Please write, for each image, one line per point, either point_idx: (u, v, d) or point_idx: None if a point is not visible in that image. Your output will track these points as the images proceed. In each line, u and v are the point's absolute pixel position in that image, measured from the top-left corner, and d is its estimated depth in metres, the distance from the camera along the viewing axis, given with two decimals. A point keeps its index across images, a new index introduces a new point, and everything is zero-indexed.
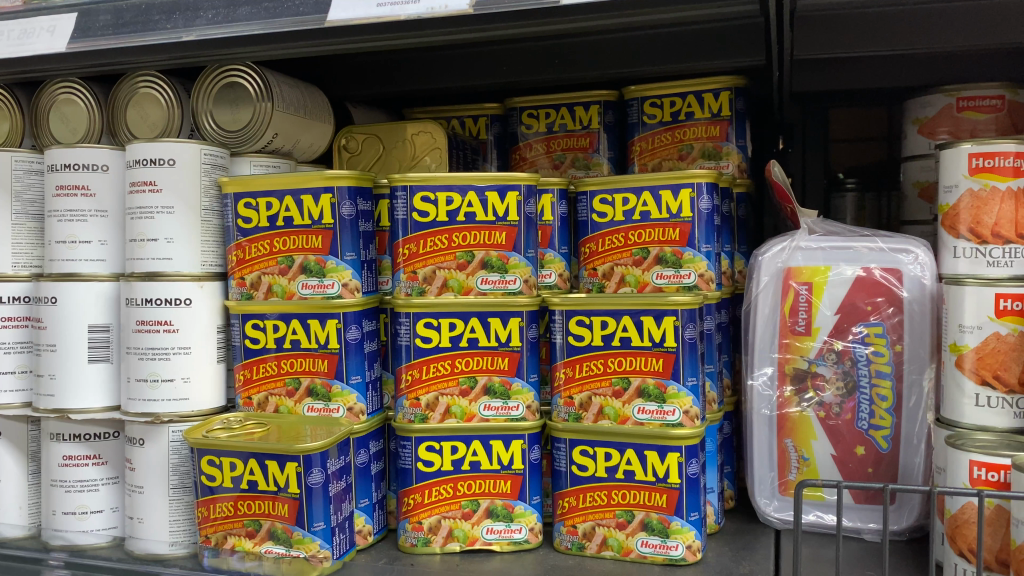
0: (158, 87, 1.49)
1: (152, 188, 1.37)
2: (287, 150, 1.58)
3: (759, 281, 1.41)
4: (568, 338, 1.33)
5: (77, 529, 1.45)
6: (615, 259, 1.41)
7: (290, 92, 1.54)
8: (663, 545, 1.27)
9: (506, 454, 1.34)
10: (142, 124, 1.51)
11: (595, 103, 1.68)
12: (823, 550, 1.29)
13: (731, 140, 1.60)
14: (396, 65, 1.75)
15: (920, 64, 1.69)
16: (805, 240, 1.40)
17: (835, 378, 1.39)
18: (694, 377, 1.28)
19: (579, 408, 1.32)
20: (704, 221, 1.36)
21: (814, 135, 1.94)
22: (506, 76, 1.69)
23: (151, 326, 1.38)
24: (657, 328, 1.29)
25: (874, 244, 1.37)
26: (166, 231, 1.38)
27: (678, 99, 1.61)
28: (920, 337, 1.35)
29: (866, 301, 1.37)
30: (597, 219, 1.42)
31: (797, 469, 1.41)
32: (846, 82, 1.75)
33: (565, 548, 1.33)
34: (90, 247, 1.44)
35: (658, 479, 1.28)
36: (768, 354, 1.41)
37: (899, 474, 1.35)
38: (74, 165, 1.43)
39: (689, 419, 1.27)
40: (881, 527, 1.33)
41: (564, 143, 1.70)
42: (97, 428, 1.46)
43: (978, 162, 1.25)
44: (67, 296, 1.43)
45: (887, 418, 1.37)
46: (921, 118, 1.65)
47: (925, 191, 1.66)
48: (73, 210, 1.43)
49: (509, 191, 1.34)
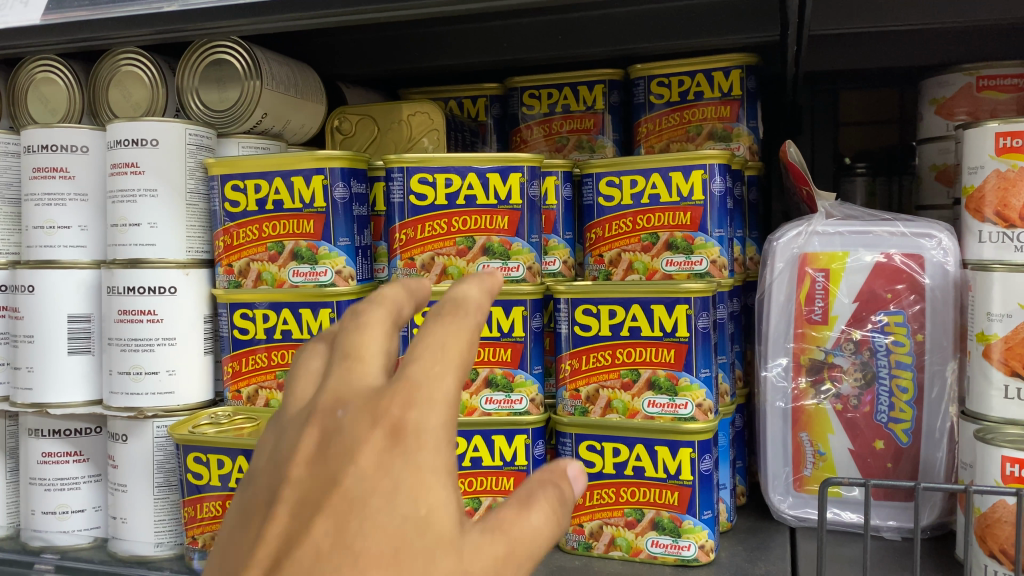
0: (141, 65, 1.42)
1: (134, 169, 1.30)
2: (278, 131, 1.51)
3: (774, 268, 1.34)
4: (574, 328, 1.27)
5: (57, 529, 1.38)
6: (623, 245, 1.34)
7: (280, 69, 1.46)
8: (675, 546, 1.21)
9: (509, 449, 1.28)
10: (125, 104, 1.44)
11: (600, 82, 1.61)
12: (845, 549, 1.24)
13: (741, 121, 1.53)
14: (390, 42, 1.67)
15: (936, 42, 1.63)
16: (823, 225, 1.33)
17: (852, 368, 1.33)
18: (707, 369, 1.22)
19: (585, 401, 1.26)
20: (716, 205, 1.30)
21: (824, 118, 1.88)
22: (506, 53, 1.62)
23: (134, 316, 1.31)
24: (669, 317, 1.22)
25: (895, 229, 1.30)
26: (149, 215, 1.31)
27: (687, 77, 1.54)
28: (942, 326, 1.29)
29: (885, 288, 1.31)
30: (603, 203, 1.35)
31: (812, 464, 1.34)
32: (856, 61, 1.69)
33: (571, 548, 1.26)
34: (70, 232, 1.37)
35: (669, 476, 1.21)
36: (782, 344, 1.35)
37: (920, 470, 1.29)
38: (51, 145, 1.35)
39: (702, 413, 1.21)
40: (901, 525, 1.27)
41: (567, 126, 1.63)
42: (79, 423, 1.40)
43: (1005, 142, 1.18)
44: (45, 284, 1.36)
45: (908, 411, 1.30)
46: (939, 98, 1.59)
47: (942, 174, 1.59)
48: (51, 194, 1.36)
49: (511, 172, 1.27)
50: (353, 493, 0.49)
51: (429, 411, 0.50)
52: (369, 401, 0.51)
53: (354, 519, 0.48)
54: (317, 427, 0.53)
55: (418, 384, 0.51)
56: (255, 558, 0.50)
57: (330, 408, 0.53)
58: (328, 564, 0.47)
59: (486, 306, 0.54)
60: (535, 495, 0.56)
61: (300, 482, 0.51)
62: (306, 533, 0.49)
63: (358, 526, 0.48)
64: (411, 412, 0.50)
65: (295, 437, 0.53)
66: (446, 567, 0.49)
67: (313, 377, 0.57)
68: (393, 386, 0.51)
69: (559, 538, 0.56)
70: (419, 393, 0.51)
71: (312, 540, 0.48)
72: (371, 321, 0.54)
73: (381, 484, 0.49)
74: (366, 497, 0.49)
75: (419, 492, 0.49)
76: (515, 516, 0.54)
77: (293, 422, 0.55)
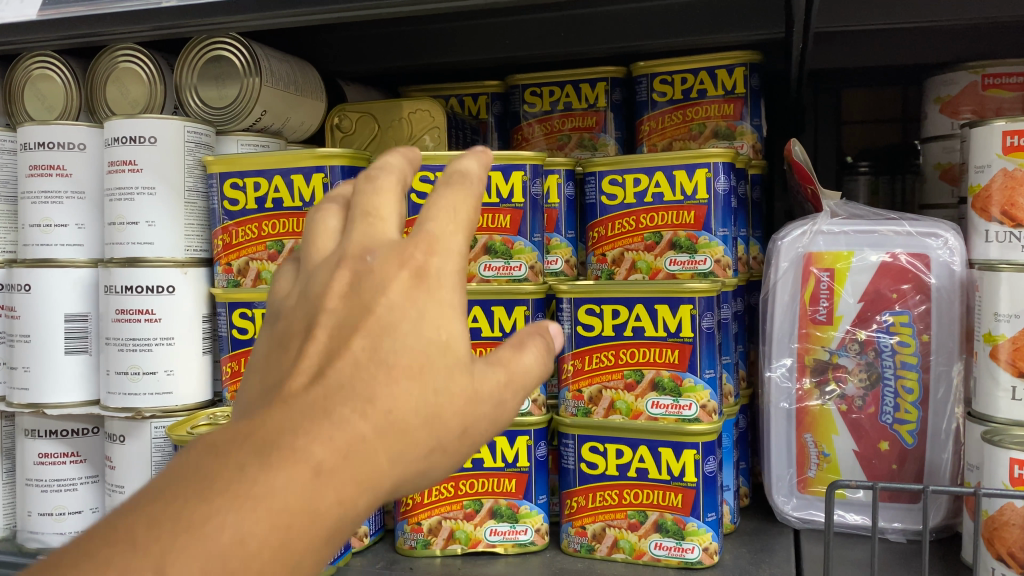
0: (139, 62, 1.40)
1: (132, 167, 1.28)
2: (277, 129, 1.49)
3: (778, 267, 1.33)
4: (576, 328, 1.25)
5: (54, 531, 1.37)
6: (626, 244, 1.32)
7: (279, 66, 1.44)
8: (678, 548, 1.20)
9: (510, 451, 1.26)
10: (123, 101, 1.43)
11: (603, 80, 1.59)
12: (850, 552, 1.23)
13: (745, 120, 1.52)
14: (391, 39, 1.66)
15: (940, 39, 1.62)
16: (828, 224, 1.32)
17: (857, 369, 1.31)
18: (712, 369, 1.20)
19: (588, 402, 1.24)
20: (721, 204, 1.28)
21: (827, 116, 1.87)
22: (509, 51, 1.61)
23: (131, 315, 1.29)
24: (672, 318, 1.21)
25: (901, 228, 1.29)
26: (147, 213, 1.29)
27: (690, 75, 1.53)
28: (948, 327, 1.27)
29: (891, 288, 1.29)
30: (606, 202, 1.33)
31: (816, 466, 1.33)
32: (860, 59, 1.68)
33: (573, 550, 1.25)
34: (67, 231, 1.36)
35: (673, 478, 1.20)
36: (786, 345, 1.34)
37: (925, 473, 1.28)
38: (48, 143, 1.33)
39: (706, 414, 1.19)
40: (906, 527, 1.26)
41: (569, 123, 1.61)
42: (76, 423, 1.39)
43: (1013, 140, 1.17)
44: (42, 283, 1.35)
45: (913, 412, 1.29)
46: (943, 96, 1.57)
47: (947, 173, 1.58)
48: (47, 192, 1.34)
49: (513, 170, 1.26)
50: (385, 318, 0.55)
51: (449, 259, 0.58)
52: (394, 246, 0.58)
53: (387, 338, 0.55)
54: (347, 271, 0.59)
55: (436, 235, 0.58)
56: (293, 368, 0.56)
57: (359, 253, 0.59)
58: (364, 374, 0.54)
59: (482, 180, 0.63)
60: (528, 338, 0.65)
61: (332, 310, 0.58)
62: (343, 350, 0.55)
63: (390, 344, 0.55)
64: (434, 258, 0.57)
65: (326, 279, 0.59)
66: (461, 383, 0.57)
67: (330, 231, 0.64)
68: (414, 237, 0.58)
69: (546, 376, 0.66)
70: (439, 242, 0.58)
71: (349, 355, 0.55)
72: (386, 183, 0.62)
73: (408, 313, 0.56)
74: (396, 323, 0.55)
75: (441, 321, 0.57)
76: (513, 355, 0.63)
77: (320, 268, 0.61)
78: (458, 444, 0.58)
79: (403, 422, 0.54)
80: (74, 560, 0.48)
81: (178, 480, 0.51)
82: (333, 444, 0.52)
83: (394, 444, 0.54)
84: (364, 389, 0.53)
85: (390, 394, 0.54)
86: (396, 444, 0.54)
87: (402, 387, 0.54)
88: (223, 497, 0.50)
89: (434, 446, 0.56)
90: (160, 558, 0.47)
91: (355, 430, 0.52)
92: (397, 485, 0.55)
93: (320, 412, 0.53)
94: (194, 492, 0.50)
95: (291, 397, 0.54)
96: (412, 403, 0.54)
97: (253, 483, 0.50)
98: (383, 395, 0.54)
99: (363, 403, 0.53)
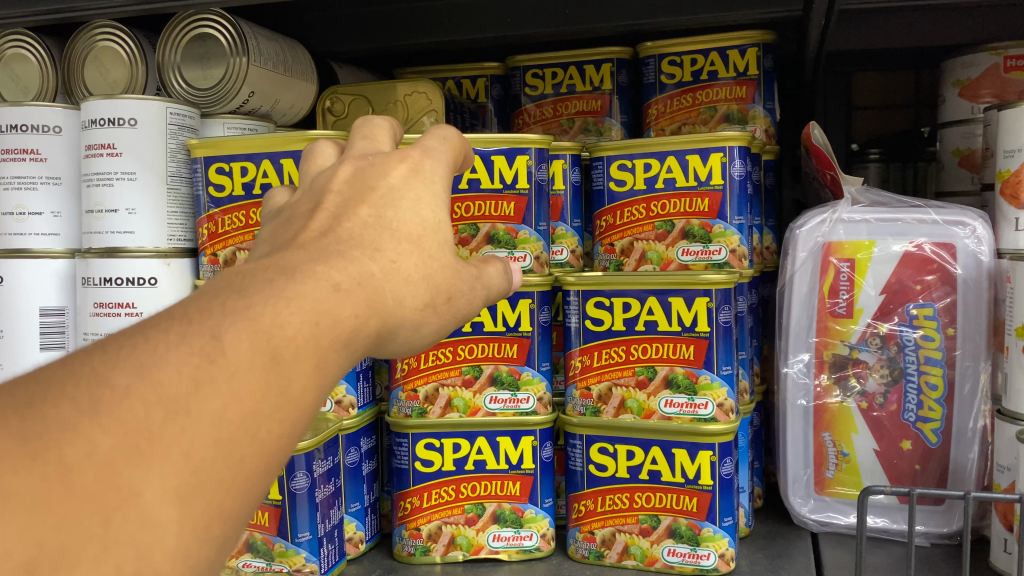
0: (118, 41, 1.32)
1: (111, 151, 1.21)
2: (266, 111, 1.40)
3: (797, 257, 1.26)
4: (585, 322, 1.18)
5: None
6: (635, 234, 1.25)
7: (268, 45, 1.35)
8: (693, 555, 1.13)
9: (515, 452, 1.19)
10: (102, 82, 1.34)
11: (607, 61, 1.52)
12: (875, 556, 1.17)
13: (758, 103, 1.44)
14: (387, 19, 1.59)
15: (960, 20, 1.55)
16: (849, 211, 1.25)
17: (879, 364, 1.25)
18: (729, 366, 1.14)
19: (597, 401, 1.17)
20: (736, 190, 1.21)
21: (838, 101, 1.80)
22: (509, 29, 1.53)
23: (110, 309, 1.24)
24: (687, 311, 1.14)
25: (927, 216, 1.22)
26: (127, 201, 1.22)
27: (700, 56, 1.45)
28: (976, 322, 1.21)
29: (914, 279, 1.23)
30: (614, 187, 1.26)
31: (834, 466, 1.27)
32: (878, 41, 1.61)
33: (581, 557, 1.19)
34: (42, 219, 1.28)
35: (688, 480, 1.14)
36: (804, 339, 1.27)
37: (950, 471, 1.22)
38: (21, 125, 1.25)
39: (723, 414, 1.13)
40: (931, 530, 1.20)
41: (574, 107, 1.54)
42: None
43: None
44: (16, 276, 1.27)
45: (937, 410, 1.23)
46: (962, 79, 1.50)
47: (966, 160, 1.51)
48: (20, 177, 1.26)
49: (518, 154, 1.19)
50: (386, 194, 0.60)
51: (438, 162, 0.66)
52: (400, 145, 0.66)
53: (390, 207, 0.59)
54: (351, 164, 0.64)
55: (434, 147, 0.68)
56: (302, 225, 0.57)
57: (359, 156, 0.65)
58: (371, 231, 0.57)
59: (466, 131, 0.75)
60: (491, 258, 0.76)
61: (337, 191, 0.61)
62: (349, 215, 0.58)
63: (392, 213, 0.59)
64: (427, 160, 0.65)
65: (333, 169, 0.64)
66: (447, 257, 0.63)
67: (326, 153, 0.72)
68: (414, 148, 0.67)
69: (503, 289, 0.76)
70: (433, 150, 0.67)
71: (356, 219, 0.58)
72: (381, 124, 0.72)
73: (407, 194, 0.61)
74: (398, 197, 0.61)
75: (435, 204, 0.63)
76: (479, 265, 0.73)
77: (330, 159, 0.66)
78: (445, 306, 0.64)
79: (404, 273, 0.58)
80: (115, 343, 0.45)
81: (212, 285, 0.50)
82: (348, 272, 0.53)
83: (399, 286, 0.57)
84: (370, 241, 0.56)
85: (394, 249, 0.57)
86: (399, 285, 0.57)
87: (404, 247, 0.58)
88: (261, 294, 0.49)
89: (428, 300, 0.61)
90: (214, 328, 0.46)
91: (365, 267, 0.55)
92: (399, 325, 0.58)
93: (334, 251, 0.54)
94: (231, 291, 0.49)
95: (306, 242, 0.55)
96: (413, 263, 0.59)
97: (284, 288, 0.50)
98: (387, 246, 0.57)
99: (370, 250, 0.56)
